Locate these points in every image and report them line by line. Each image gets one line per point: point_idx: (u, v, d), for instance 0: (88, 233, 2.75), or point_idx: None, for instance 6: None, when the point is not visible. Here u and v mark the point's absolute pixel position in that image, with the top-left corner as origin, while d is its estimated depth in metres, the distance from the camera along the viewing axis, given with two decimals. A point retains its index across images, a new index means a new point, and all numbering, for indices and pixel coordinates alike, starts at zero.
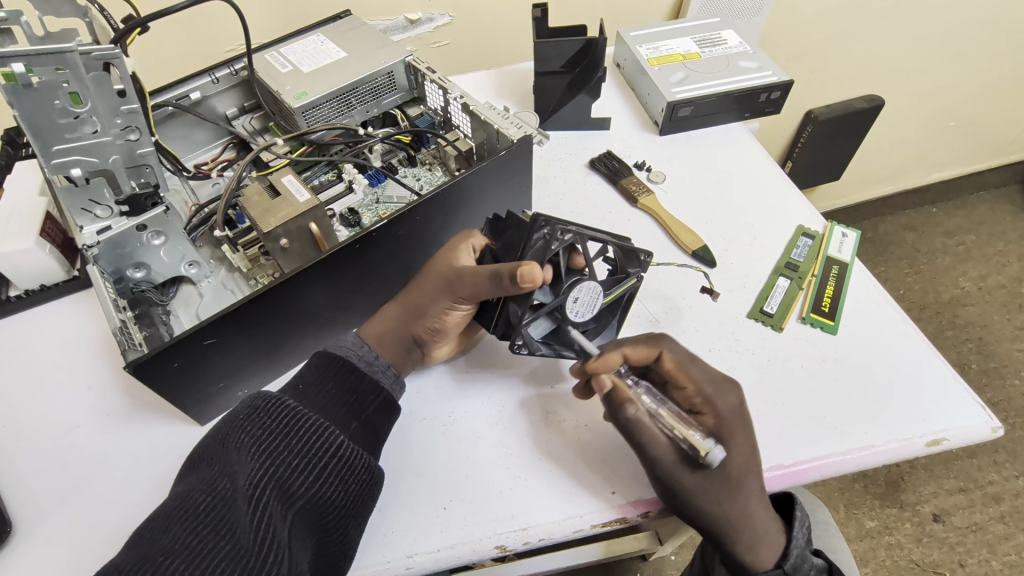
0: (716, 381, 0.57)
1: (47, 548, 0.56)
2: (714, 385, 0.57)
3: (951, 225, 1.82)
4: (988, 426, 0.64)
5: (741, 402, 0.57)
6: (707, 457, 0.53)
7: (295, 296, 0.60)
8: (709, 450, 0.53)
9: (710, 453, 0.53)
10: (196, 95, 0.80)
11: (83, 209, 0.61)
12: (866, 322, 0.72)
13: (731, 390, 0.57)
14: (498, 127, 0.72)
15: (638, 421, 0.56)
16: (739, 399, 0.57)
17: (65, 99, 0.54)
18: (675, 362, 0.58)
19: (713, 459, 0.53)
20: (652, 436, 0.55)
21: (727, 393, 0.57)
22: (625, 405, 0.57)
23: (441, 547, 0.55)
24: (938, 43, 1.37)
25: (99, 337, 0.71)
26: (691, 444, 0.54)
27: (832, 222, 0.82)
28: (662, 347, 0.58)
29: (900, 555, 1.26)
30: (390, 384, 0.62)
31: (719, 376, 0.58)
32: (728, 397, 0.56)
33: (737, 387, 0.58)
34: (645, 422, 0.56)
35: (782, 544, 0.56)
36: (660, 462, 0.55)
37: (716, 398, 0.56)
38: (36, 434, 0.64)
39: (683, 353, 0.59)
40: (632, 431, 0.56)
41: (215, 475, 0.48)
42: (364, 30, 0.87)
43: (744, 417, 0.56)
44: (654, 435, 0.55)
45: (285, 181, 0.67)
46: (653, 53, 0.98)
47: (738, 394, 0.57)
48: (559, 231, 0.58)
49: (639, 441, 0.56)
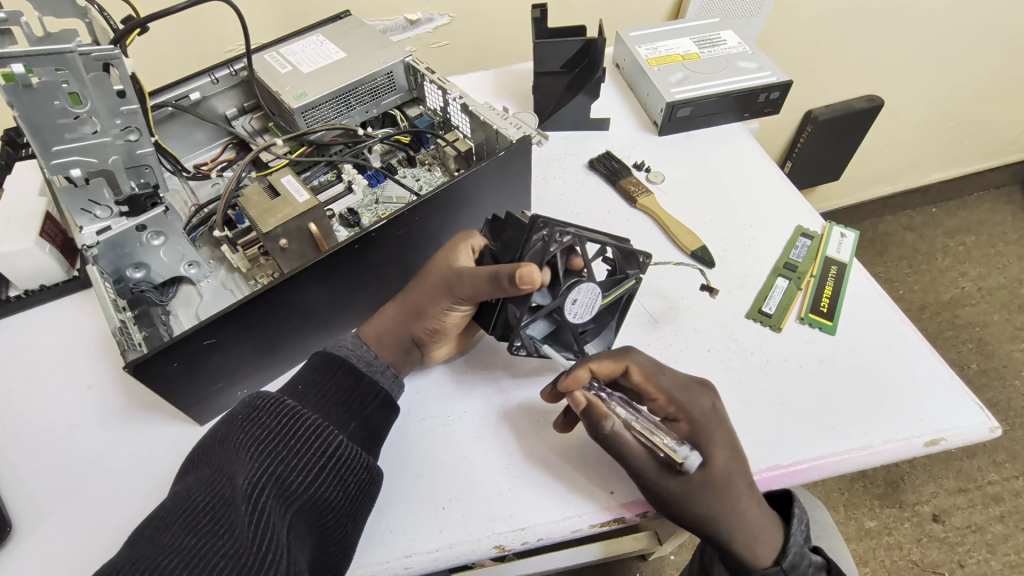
0: (686, 387, 0.59)
1: (45, 548, 0.56)
2: (684, 391, 0.58)
3: (951, 225, 1.82)
4: (987, 426, 0.64)
5: (715, 404, 0.58)
6: (685, 465, 0.54)
7: (293, 296, 0.60)
8: (686, 458, 0.54)
9: (687, 460, 0.53)
10: (196, 95, 0.80)
11: (83, 209, 0.61)
12: (864, 322, 0.72)
13: (702, 394, 0.58)
14: (497, 128, 0.72)
15: (616, 434, 0.56)
16: (711, 400, 0.58)
17: (65, 99, 0.54)
18: (643, 374, 0.59)
19: (691, 466, 0.54)
20: (630, 447, 0.56)
21: (698, 398, 0.58)
22: (602, 420, 0.57)
23: (439, 547, 0.56)
24: (937, 44, 1.37)
25: (99, 338, 0.71)
26: (667, 452, 0.54)
27: (831, 222, 0.82)
28: (629, 360, 0.59)
29: (899, 555, 1.26)
30: (389, 384, 0.62)
31: (686, 380, 0.60)
32: (701, 401, 0.58)
33: (708, 389, 0.59)
34: (623, 434, 0.56)
35: (780, 540, 0.56)
36: (641, 473, 0.55)
37: (688, 405, 0.57)
38: (37, 433, 0.64)
39: (650, 363, 0.60)
40: (611, 444, 0.56)
41: (213, 475, 0.48)
42: (364, 30, 0.87)
43: (720, 418, 0.57)
44: (632, 446, 0.56)
45: (285, 182, 0.67)
46: (653, 53, 0.98)
47: (710, 395, 0.59)
48: (558, 232, 0.58)
49: (619, 453, 0.56)
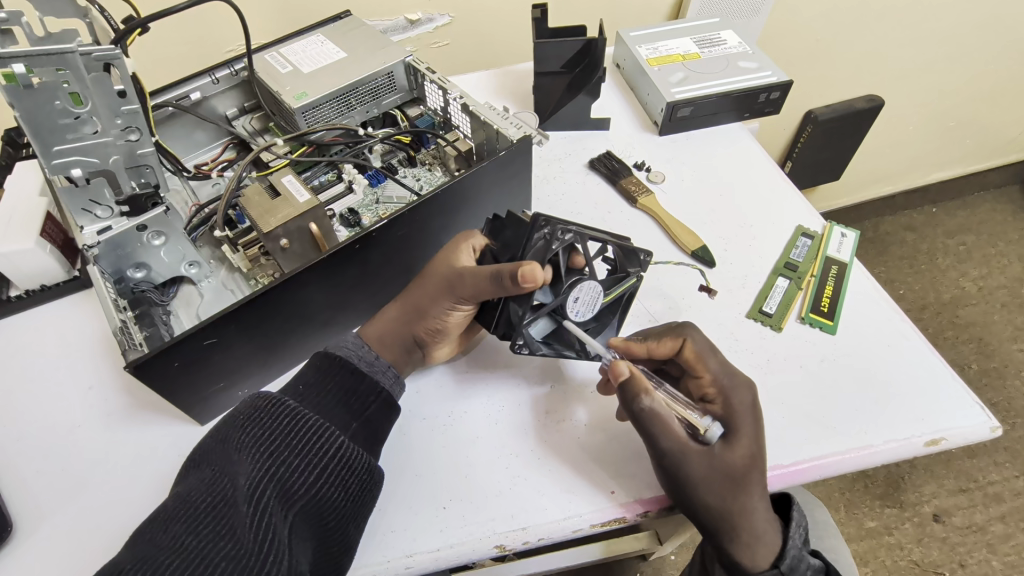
0: (733, 374, 0.58)
1: (50, 547, 0.56)
2: (730, 379, 0.58)
3: (951, 225, 1.82)
4: (987, 426, 0.64)
5: (756, 400, 0.57)
6: (705, 436, 0.56)
7: (294, 296, 0.60)
8: (707, 428, 0.56)
9: (707, 430, 0.56)
10: (196, 95, 0.80)
11: (84, 209, 0.61)
12: (864, 322, 0.72)
13: (747, 386, 0.58)
14: (498, 128, 0.72)
15: (653, 413, 0.55)
16: (754, 397, 0.57)
17: (66, 99, 0.55)
18: (696, 351, 0.59)
19: (710, 437, 0.55)
20: (667, 427, 0.54)
21: (743, 389, 0.57)
22: (640, 395, 0.55)
23: (440, 547, 0.56)
24: (937, 43, 1.37)
25: (100, 338, 0.71)
26: (691, 422, 0.57)
27: (831, 222, 0.82)
28: (685, 336, 0.60)
29: (900, 555, 1.26)
30: (390, 385, 0.61)
31: (736, 371, 0.59)
32: (743, 392, 0.57)
33: (754, 385, 0.58)
34: (659, 413, 0.55)
35: (778, 544, 0.56)
36: (671, 450, 0.54)
37: (730, 390, 0.57)
38: (36, 433, 0.64)
39: (705, 344, 0.60)
40: (643, 421, 0.55)
41: (214, 475, 0.48)
42: (364, 30, 0.87)
43: (756, 412, 0.57)
44: (666, 425, 0.55)
45: (285, 182, 0.67)
46: (653, 53, 0.98)
47: (754, 391, 0.58)
48: (560, 231, 0.58)
49: (649, 432, 0.55)
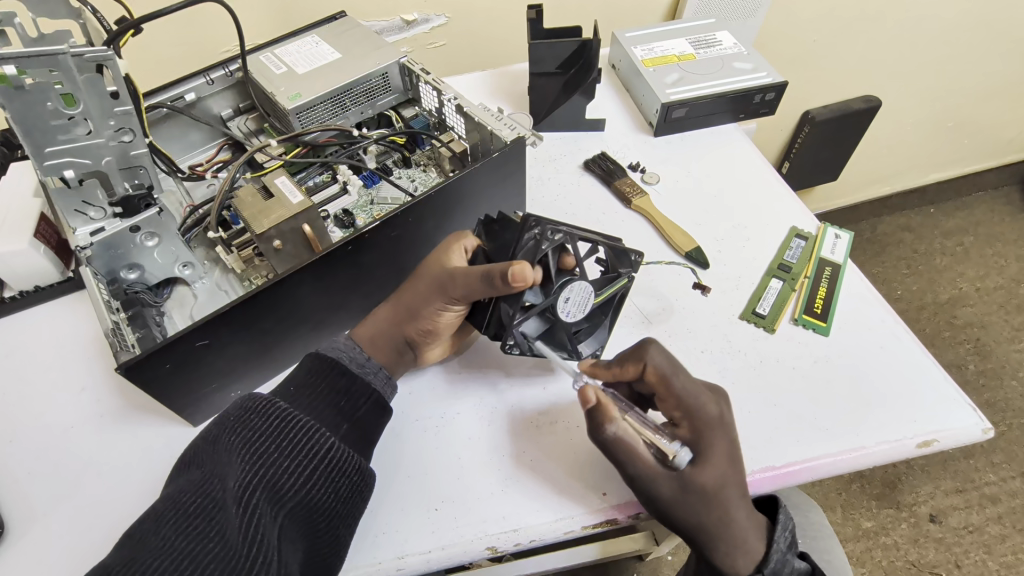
0: (698, 393, 0.56)
1: (43, 548, 0.56)
2: (694, 399, 0.56)
3: (949, 225, 1.82)
4: (980, 427, 0.64)
5: (724, 413, 0.56)
6: (674, 461, 0.54)
7: (286, 297, 0.60)
8: (676, 454, 0.54)
9: (676, 456, 0.54)
10: (190, 96, 0.80)
11: (77, 210, 0.61)
12: (857, 323, 0.72)
13: (712, 402, 0.56)
14: (492, 128, 0.72)
15: (618, 440, 0.55)
16: (720, 411, 0.56)
17: (57, 100, 0.54)
18: (658, 374, 0.57)
19: (680, 462, 0.54)
20: (631, 453, 0.55)
21: (708, 406, 0.56)
22: (604, 424, 0.55)
23: (431, 549, 0.56)
24: (936, 43, 1.37)
25: (93, 338, 0.72)
26: (658, 448, 0.55)
27: (826, 223, 0.82)
28: (646, 360, 0.58)
29: (896, 555, 1.26)
30: (382, 386, 0.62)
31: (701, 388, 0.57)
32: (708, 409, 0.56)
33: (719, 399, 0.57)
34: (624, 440, 0.55)
35: (760, 550, 0.55)
36: (639, 477, 0.54)
37: (695, 410, 0.56)
38: (29, 435, 0.64)
39: (666, 364, 0.57)
40: (611, 449, 0.55)
41: (204, 476, 0.49)
42: (359, 31, 0.87)
43: (725, 428, 0.56)
44: (631, 451, 0.55)
45: (278, 183, 0.68)
46: (648, 54, 0.98)
47: (720, 405, 0.57)
48: (550, 231, 0.58)
49: (617, 458, 0.55)
